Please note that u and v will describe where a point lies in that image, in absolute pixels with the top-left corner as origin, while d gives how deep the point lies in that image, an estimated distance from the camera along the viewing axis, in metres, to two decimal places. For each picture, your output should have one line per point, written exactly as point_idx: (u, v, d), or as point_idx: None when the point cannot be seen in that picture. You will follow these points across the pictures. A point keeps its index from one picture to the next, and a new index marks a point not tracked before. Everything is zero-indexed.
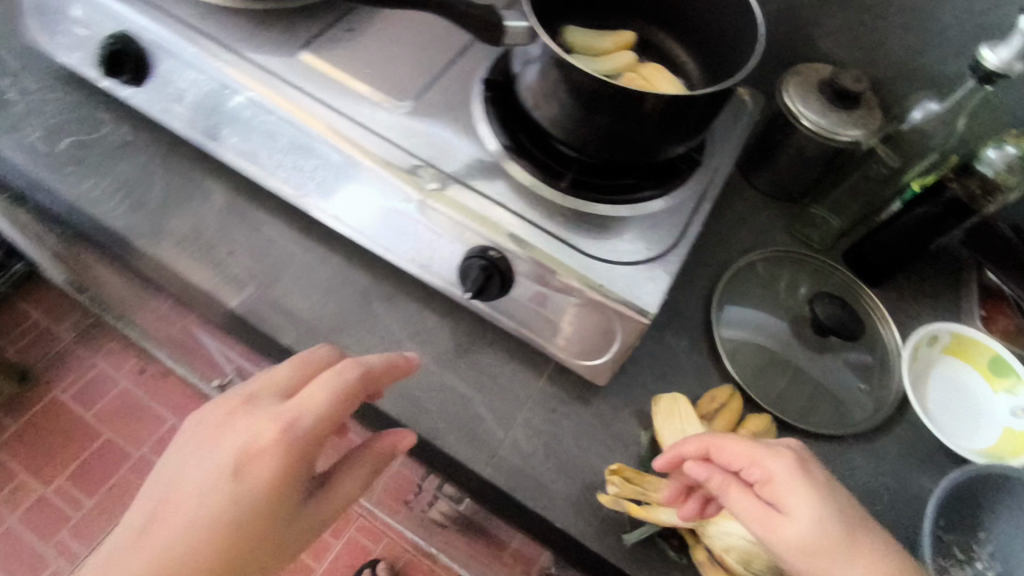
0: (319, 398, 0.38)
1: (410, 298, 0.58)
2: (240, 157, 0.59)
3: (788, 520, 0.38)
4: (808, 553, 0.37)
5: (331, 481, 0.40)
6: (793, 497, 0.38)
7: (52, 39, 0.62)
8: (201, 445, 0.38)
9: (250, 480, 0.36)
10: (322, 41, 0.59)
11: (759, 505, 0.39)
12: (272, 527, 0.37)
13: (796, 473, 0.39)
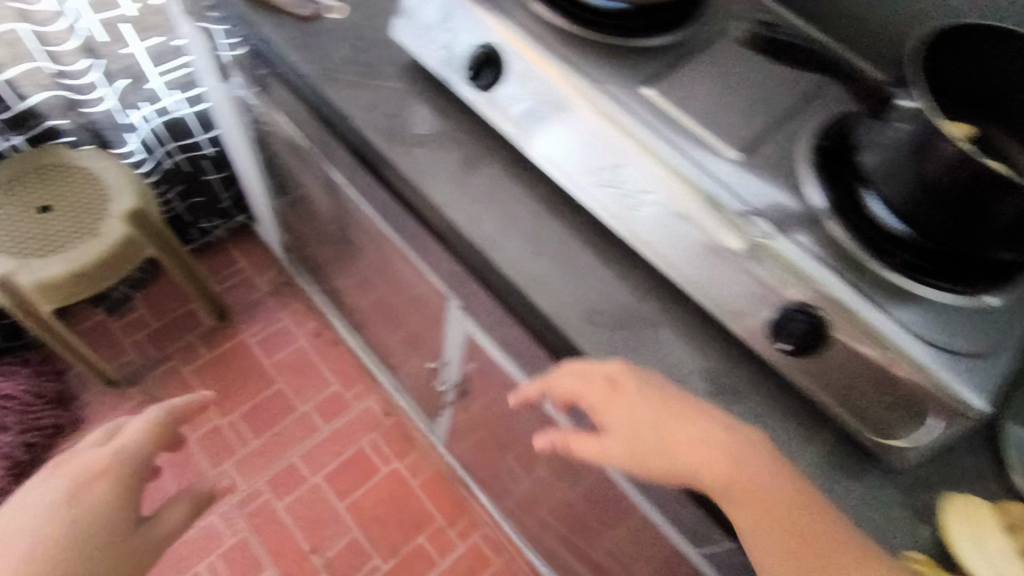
0: (139, 426, 0.68)
1: (696, 334, 0.60)
2: (563, 171, 0.64)
3: (606, 399, 0.52)
4: (653, 437, 0.50)
5: (160, 516, 0.66)
6: (635, 399, 0.51)
7: (416, 38, 0.70)
8: (72, 462, 0.63)
9: (98, 479, 0.62)
10: (663, 80, 0.63)
11: (640, 402, 0.51)
12: (115, 541, 0.60)
13: (644, 380, 0.52)
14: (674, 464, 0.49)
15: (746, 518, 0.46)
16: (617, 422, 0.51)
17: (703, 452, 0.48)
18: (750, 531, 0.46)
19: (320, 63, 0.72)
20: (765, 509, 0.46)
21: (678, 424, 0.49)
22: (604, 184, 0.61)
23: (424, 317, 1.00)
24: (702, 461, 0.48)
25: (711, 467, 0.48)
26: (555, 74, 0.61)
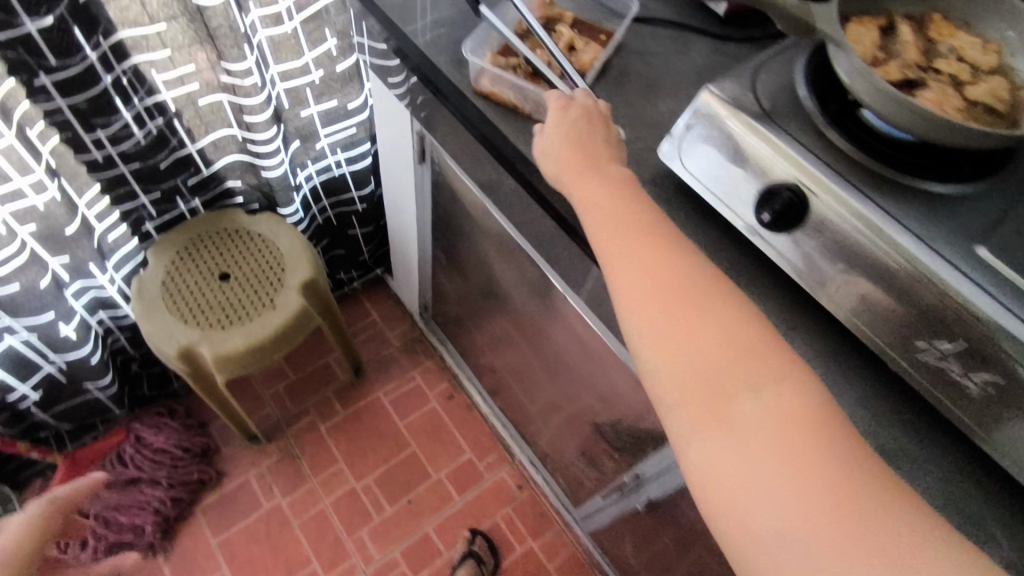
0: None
1: None
2: (872, 332, 0.57)
3: (618, 237, 0.51)
4: (654, 320, 0.46)
5: None
6: (633, 237, 0.50)
7: (685, 164, 0.64)
8: None
9: None
10: (997, 241, 0.56)
11: (630, 243, 0.50)
12: None
13: (665, 232, 0.50)
14: (699, 343, 0.45)
15: (690, 417, 0.43)
16: (592, 209, 0.54)
17: (696, 332, 0.45)
18: (680, 374, 0.45)
19: None
20: (762, 409, 0.41)
21: (693, 321, 0.45)
22: (923, 351, 0.54)
23: (604, 419, 0.95)
24: (705, 359, 0.44)
25: (717, 347, 0.44)
26: (874, 227, 0.54)
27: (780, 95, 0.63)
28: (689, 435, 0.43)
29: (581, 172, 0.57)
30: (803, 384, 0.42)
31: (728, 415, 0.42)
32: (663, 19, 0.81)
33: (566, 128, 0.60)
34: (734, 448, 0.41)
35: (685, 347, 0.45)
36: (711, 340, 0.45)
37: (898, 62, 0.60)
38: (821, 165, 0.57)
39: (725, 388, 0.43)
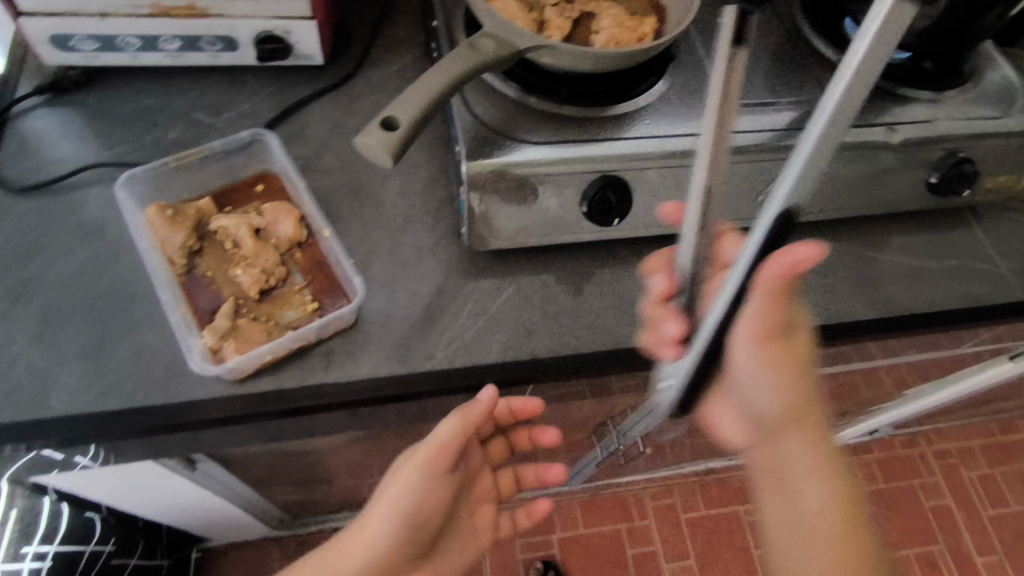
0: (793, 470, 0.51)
1: (869, 231, 0.71)
2: (719, 221, 0.64)
3: (792, 395, 0.49)
4: (801, 445, 0.50)
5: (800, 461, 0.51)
6: (794, 390, 0.49)
7: (496, 234, 0.58)
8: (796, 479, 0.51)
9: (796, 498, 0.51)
10: (721, 85, 0.64)
11: (789, 396, 0.49)
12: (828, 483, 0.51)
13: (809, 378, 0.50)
14: (812, 485, 0.50)
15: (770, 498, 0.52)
16: (769, 373, 0.47)
17: (810, 463, 0.50)
18: (775, 495, 0.52)
19: (434, 339, 0.57)
20: (818, 515, 0.50)
21: (812, 459, 0.50)
22: (762, 200, 0.63)
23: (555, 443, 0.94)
24: (818, 472, 0.50)
25: (821, 482, 0.50)
26: (680, 154, 0.58)
27: (509, 111, 0.58)
28: (766, 511, 0.52)
29: (780, 353, 0.47)
30: (852, 509, 0.51)
31: (792, 536, 0.50)
32: (284, 111, 0.67)
33: (765, 315, 0.43)
34: (821, 518, 0.50)
35: (798, 457, 0.50)
36: (823, 460, 0.50)
37: (554, 12, 0.59)
38: (609, 145, 0.57)
39: (810, 518, 0.50)
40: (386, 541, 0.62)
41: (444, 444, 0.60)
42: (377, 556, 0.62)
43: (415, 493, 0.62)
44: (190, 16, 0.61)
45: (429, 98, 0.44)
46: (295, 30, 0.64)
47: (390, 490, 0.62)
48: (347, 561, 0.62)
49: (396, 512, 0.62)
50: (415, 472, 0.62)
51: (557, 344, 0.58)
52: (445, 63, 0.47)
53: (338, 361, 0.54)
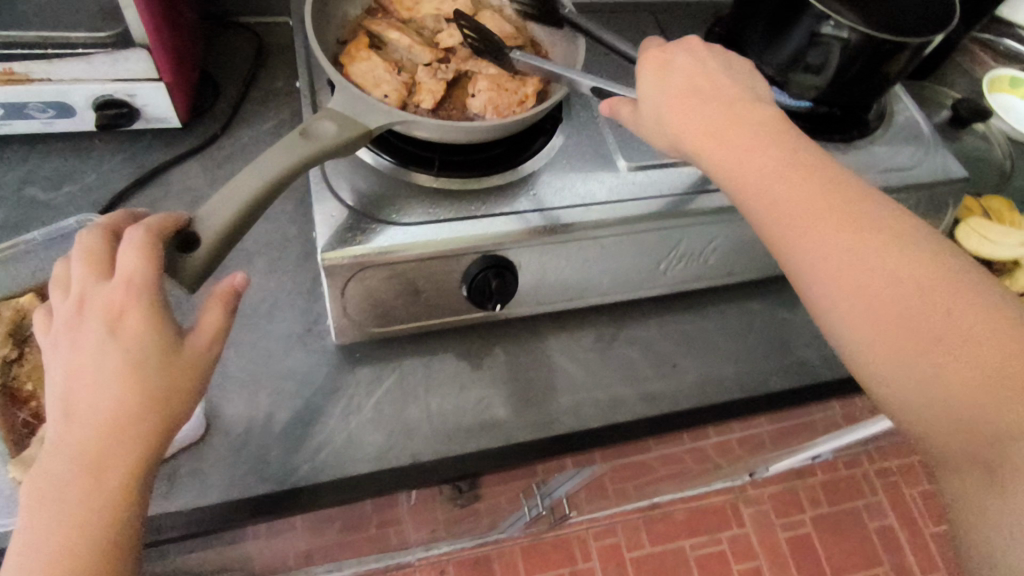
0: (827, 236, 0.40)
1: (784, 290, 0.67)
2: (621, 292, 0.59)
3: (792, 175, 0.42)
4: (817, 233, 0.40)
5: (858, 241, 0.39)
6: (783, 175, 0.42)
7: (363, 318, 0.53)
8: (850, 256, 0.39)
9: (830, 231, 0.40)
10: (617, 145, 0.59)
11: (786, 180, 0.41)
12: (848, 209, 0.40)
13: (791, 144, 0.43)
14: (841, 240, 0.39)
15: (885, 306, 0.38)
16: (733, 177, 0.43)
17: (829, 229, 0.40)
18: (852, 327, 0.39)
19: (300, 447, 0.51)
20: (895, 309, 0.37)
21: (830, 221, 0.40)
22: (665, 269, 0.59)
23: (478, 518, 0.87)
24: (878, 269, 0.38)
25: (866, 246, 0.39)
26: (568, 229, 0.52)
27: (379, 187, 0.53)
28: (868, 361, 0.38)
29: (724, 149, 0.44)
30: (912, 245, 0.39)
31: (897, 324, 0.37)
32: (136, 182, 0.59)
33: (676, 109, 0.46)
34: (901, 294, 0.37)
35: (822, 251, 0.39)
36: (821, 190, 0.41)
37: (427, 73, 0.53)
38: (486, 223, 0.51)
39: (883, 309, 0.38)
40: (111, 404, 0.35)
41: (210, 330, 0.39)
42: (124, 468, 0.35)
43: (157, 343, 0.37)
44: (9, 82, 0.53)
45: (249, 207, 0.38)
46: (140, 93, 0.57)
47: (106, 347, 0.36)
48: (68, 466, 0.35)
49: (126, 364, 0.36)
50: (143, 310, 0.37)
51: (441, 445, 0.53)
52: (274, 153, 0.39)
53: (183, 484, 0.48)
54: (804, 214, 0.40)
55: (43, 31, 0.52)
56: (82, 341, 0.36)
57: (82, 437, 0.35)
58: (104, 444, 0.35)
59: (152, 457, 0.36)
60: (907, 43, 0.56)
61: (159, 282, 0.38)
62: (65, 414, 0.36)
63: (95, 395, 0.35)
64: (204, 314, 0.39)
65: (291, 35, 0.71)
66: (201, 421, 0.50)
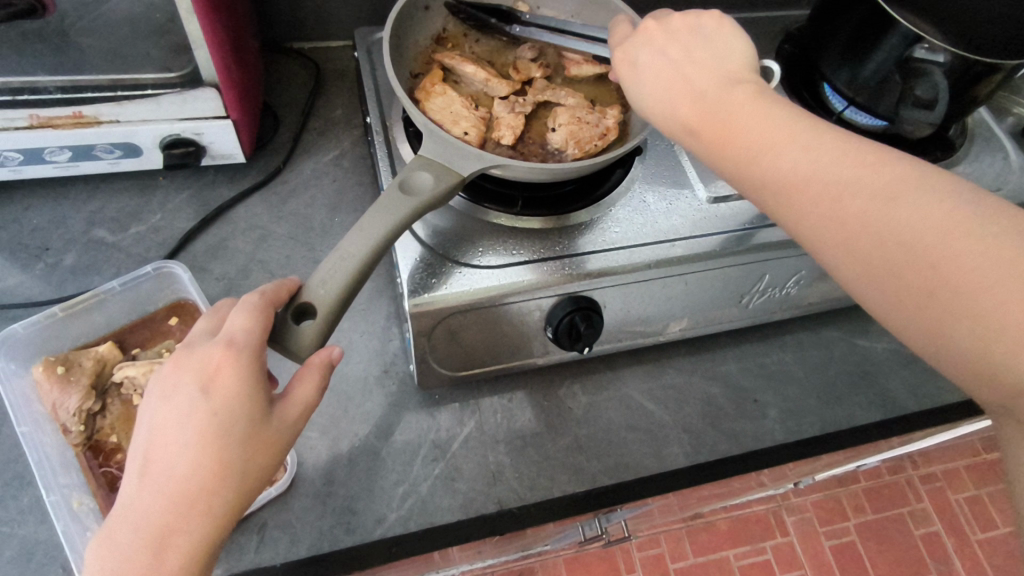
0: (800, 214, 0.36)
1: (861, 318, 0.65)
2: (699, 326, 0.58)
3: (761, 159, 0.37)
4: (802, 213, 0.36)
5: (831, 198, 0.35)
6: (757, 160, 0.37)
7: (444, 362, 0.52)
8: (829, 220, 0.35)
9: (803, 211, 0.36)
10: (696, 176, 0.57)
11: (767, 165, 0.37)
12: (824, 171, 0.35)
13: (766, 133, 0.37)
14: (831, 216, 0.35)
15: (877, 257, 0.33)
16: (730, 167, 0.38)
17: (825, 212, 0.35)
18: (857, 285, 0.35)
19: (385, 496, 0.50)
20: (899, 265, 0.33)
21: (820, 196, 0.35)
22: (747, 300, 0.57)
23: (535, 552, 0.84)
24: (871, 220, 0.33)
25: (855, 213, 0.34)
26: (654, 266, 0.50)
27: (454, 226, 0.51)
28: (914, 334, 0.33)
29: (710, 140, 0.39)
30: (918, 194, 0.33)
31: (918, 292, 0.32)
32: (203, 221, 0.58)
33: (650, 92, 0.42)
34: (897, 257, 0.33)
35: (804, 224, 0.36)
36: (788, 164, 0.36)
37: (504, 108, 0.52)
38: (569, 264, 0.50)
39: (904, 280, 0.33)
40: (186, 471, 0.32)
41: (300, 405, 0.36)
42: (188, 546, 0.32)
43: (245, 411, 0.34)
44: (78, 125, 0.52)
45: (359, 271, 0.38)
46: (207, 132, 0.56)
47: (195, 406, 0.33)
48: (134, 537, 0.32)
49: (210, 428, 0.33)
50: (242, 371, 0.34)
51: (528, 491, 0.51)
52: (377, 211, 0.39)
53: (272, 539, 0.47)
54: (783, 188, 0.36)
55: (113, 74, 0.51)
56: (173, 396, 0.34)
57: (150, 506, 0.32)
58: (169, 519, 0.32)
59: (216, 540, 0.33)
60: (1000, 65, 0.52)
61: (260, 343, 0.36)
62: (143, 470, 0.33)
63: (177, 457, 0.33)
64: (292, 390, 0.36)
65: (347, 60, 0.70)
66: (287, 479, 0.49)
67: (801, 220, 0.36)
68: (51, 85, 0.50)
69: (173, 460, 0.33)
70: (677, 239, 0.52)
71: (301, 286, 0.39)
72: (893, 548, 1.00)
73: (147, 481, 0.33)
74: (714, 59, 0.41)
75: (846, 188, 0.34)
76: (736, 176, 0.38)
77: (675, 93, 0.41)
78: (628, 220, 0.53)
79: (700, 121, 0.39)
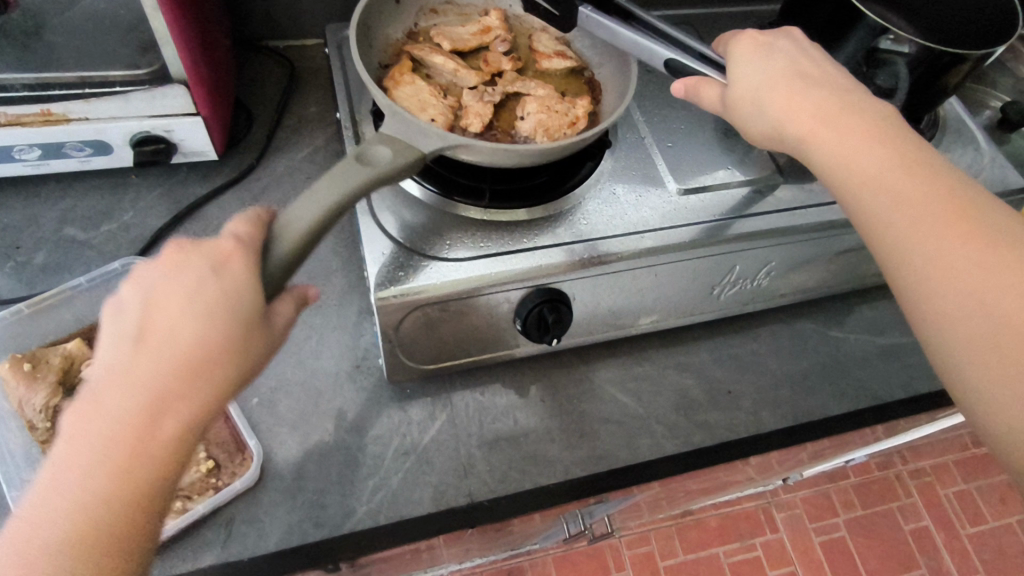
0: (925, 248, 0.35)
1: (834, 309, 0.65)
2: (672, 318, 0.58)
3: (900, 180, 0.36)
4: (935, 242, 0.35)
5: (966, 242, 0.34)
6: (894, 177, 0.36)
7: (415, 354, 0.52)
8: (956, 259, 0.34)
9: (930, 243, 0.35)
10: (665, 168, 0.57)
11: (893, 180, 0.37)
12: (966, 213, 0.35)
13: (907, 155, 0.37)
14: (963, 253, 0.34)
15: (1001, 311, 0.33)
16: (852, 170, 0.38)
17: (955, 246, 0.34)
18: (954, 331, 0.34)
19: (356, 490, 0.50)
20: (1017, 323, 0.32)
21: (955, 231, 0.35)
22: (720, 291, 0.57)
23: (521, 551, 0.84)
24: (1003, 275, 0.33)
25: (984, 257, 0.34)
26: (624, 258, 0.50)
27: (423, 219, 0.51)
28: (970, 382, 0.33)
29: (841, 139, 0.38)
30: None
31: (1007, 335, 0.32)
32: (175, 218, 0.58)
33: (774, 90, 0.41)
34: (1017, 313, 0.32)
35: (925, 254, 0.35)
36: (926, 194, 0.36)
37: (474, 96, 0.52)
38: (540, 254, 0.50)
39: (1004, 329, 0.33)
40: (191, 342, 0.31)
41: (289, 316, 0.36)
42: (186, 417, 0.31)
43: (254, 295, 0.33)
44: (47, 123, 0.52)
45: (307, 234, 0.36)
46: (177, 129, 0.56)
47: (206, 282, 0.32)
48: (129, 402, 0.30)
49: (220, 306, 0.32)
50: (255, 263, 0.34)
51: (499, 484, 0.51)
52: (331, 180, 0.38)
53: (240, 533, 0.47)
54: (918, 215, 0.35)
55: (81, 71, 0.50)
56: (179, 270, 0.33)
57: (150, 372, 0.31)
58: (170, 386, 0.31)
59: (209, 419, 0.32)
60: (965, 56, 0.53)
61: (265, 244, 0.35)
62: (139, 337, 0.31)
63: (183, 328, 0.31)
64: (279, 305, 0.36)
65: (322, 58, 0.70)
66: (255, 474, 0.49)
67: (922, 254, 0.35)
68: (19, 83, 0.49)
69: (179, 332, 0.31)
70: (648, 230, 0.52)
71: (275, 216, 0.37)
72: (881, 543, 1.00)
73: (149, 349, 0.31)
74: (849, 91, 0.41)
75: (985, 236, 0.34)
76: (864, 198, 0.37)
77: (806, 108, 0.40)
78: (598, 212, 0.53)
79: (831, 138, 0.39)
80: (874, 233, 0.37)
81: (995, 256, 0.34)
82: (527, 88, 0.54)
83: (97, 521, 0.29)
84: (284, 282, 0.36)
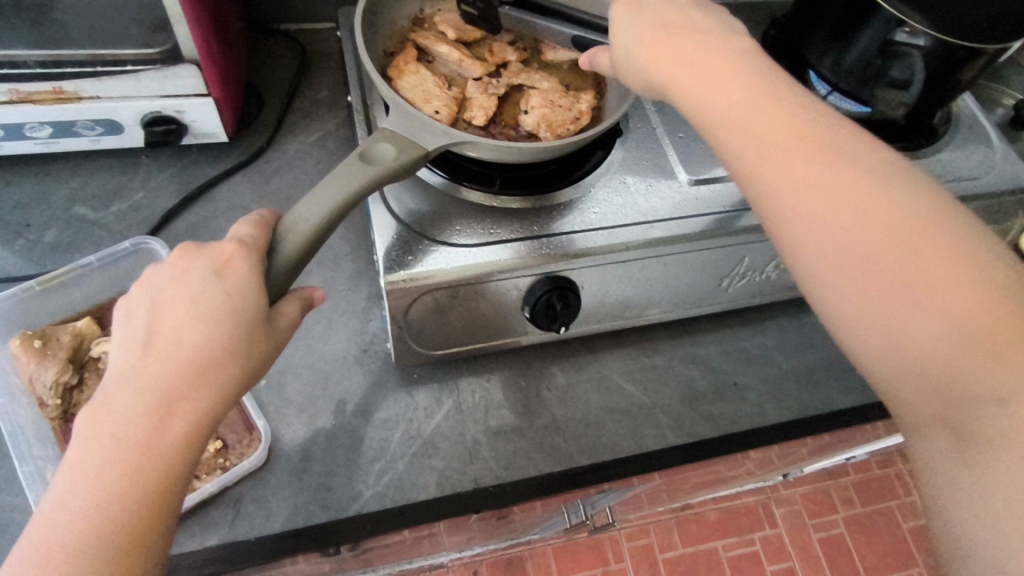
0: (781, 182, 0.35)
1: None
2: (679, 308, 0.58)
3: (753, 114, 0.36)
4: (789, 176, 0.34)
5: (823, 171, 0.34)
6: (745, 113, 0.36)
7: (423, 339, 0.52)
8: (810, 189, 0.34)
9: (786, 177, 0.34)
10: (677, 159, 0.57)
11: (752, 119, 0.36)
12: (817, 140, 0.35)
13: (759, 88, 0.36)
14: (812, 184, 0.34)
15: (856, 238, 0.33)
16: (712, 109, 0.37)
17: (803, 174, 0.34)
18: (815, 265, 0.34)
19: (361, 473, 0.50)
20: (868, 249, 0.32)
21: (806, 162, 0.34)
22: (728, 283, 0.57)
23: (522, 539, 0.84)
24: (851, 199, 0.33)
25: (834, 184, 0.33)
26: (632, 248, 0.50)
27: (432, 205, 0.51)
28: (838, 314, 0.34)
29: (699, 78, 0.37)
30: (899, 186, 0.33)
31: (863, 262, 0.32)
32: (184, 200, 0.58)
33: (642, 38, 0.40)
34: (867, 237, 0.32)
35: (780, 188, 0.35)
36: (775, 126, 0.35)
37: (477, 89, 0.53)
38: (549, 243, 0.50)
39: (861, 252, 0.32)
40: (195, 344, 0.32)
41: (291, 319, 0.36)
42: (192, 417, 0.32)
43: (256, 297, 0.34)
44: (59, 101, 0.52)
45: (315, 235, 0.37)
46: (188, 109, 0.56)
47: (209, 286, 0.33)
48: (135, 404, 0.31)
49: (224, 307, 0.33)
50: (256, 264, 0.35)
51: (504, 470, 0.51)
52: (335, 180, 0.39)
53: (247, 514, 0.47)
54: (771, 148, 0.35)
55: (94, 49, 0.51)
56: (183, 279, 0.34)
57: (156, 374, 0.31)
58: (177, 386, 0.31)
59: (216, 420, 0.33)
60: (982, 49, 0.52)
61: (271, 244, 0.36)
62: (145, 342, 0.32)
63: (187, 331, 0.32)
64: (284, 306, 0.37)
65: (333, 42, 0.70)
66: (263, 455, 0.49)
67: (776, 187, 0.35)
68: (32, 60, 0.50)
69: (183, 337, 0.32)
70: (657, 220, 0.52)
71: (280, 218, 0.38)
72: (880, 539, 1.00)
73: (156, 354, 0.32)
74: (714, 26, 0.40)
75: (838, 163, 0.34)
76: (722, 135, 0.36)
77: (670, 50, 0.39)
78: (609, 201, 0.53)
79: (691, 80, 0.38)
80: (737, 173, 0.36)
81: (842, 179, 0.34)
82: (531, 81, 0.54)
83: (111, 515, 0.29)
84: (288, 285, 0.37)
